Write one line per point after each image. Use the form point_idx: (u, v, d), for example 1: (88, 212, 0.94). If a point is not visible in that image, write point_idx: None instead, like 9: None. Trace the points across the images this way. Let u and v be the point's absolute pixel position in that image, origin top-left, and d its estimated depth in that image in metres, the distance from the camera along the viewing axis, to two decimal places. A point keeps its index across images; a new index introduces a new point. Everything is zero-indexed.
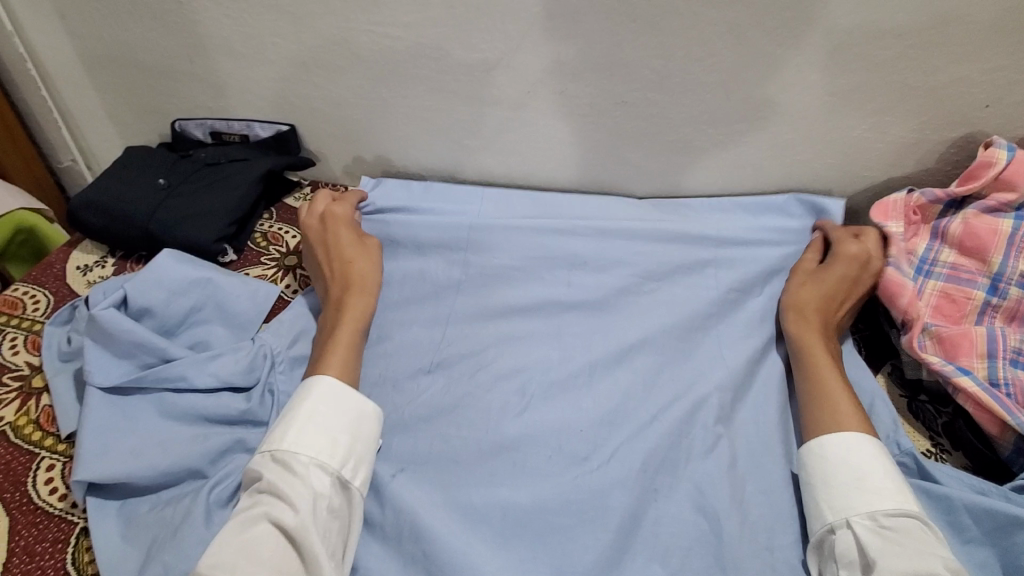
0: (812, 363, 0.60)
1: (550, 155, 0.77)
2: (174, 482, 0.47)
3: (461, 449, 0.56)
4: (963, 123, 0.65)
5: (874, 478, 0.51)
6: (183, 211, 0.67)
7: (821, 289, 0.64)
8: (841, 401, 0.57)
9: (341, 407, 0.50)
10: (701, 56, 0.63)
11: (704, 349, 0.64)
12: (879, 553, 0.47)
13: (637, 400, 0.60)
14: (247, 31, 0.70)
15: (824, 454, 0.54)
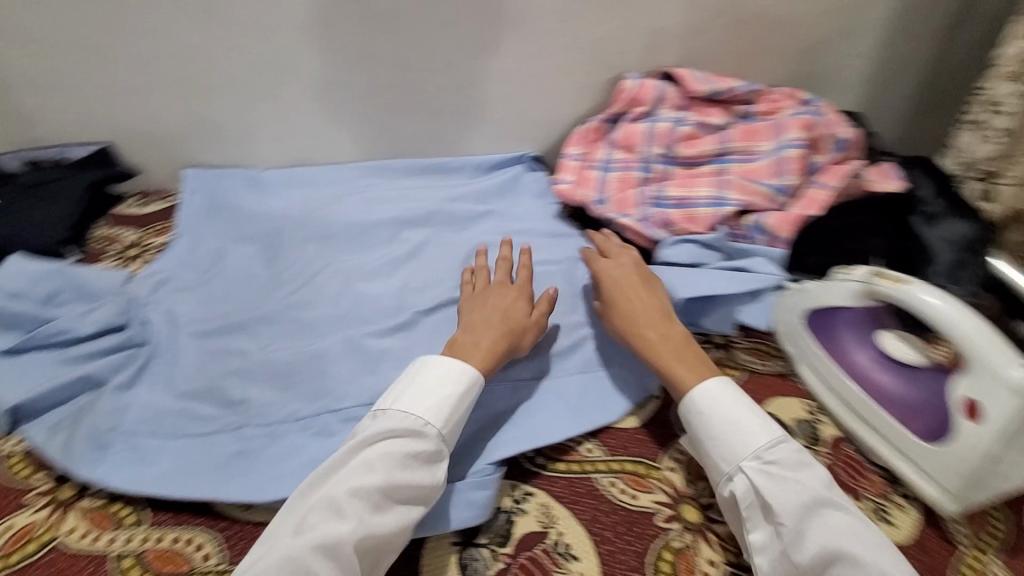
0: (663, 359, 0.63)
1: (342, 135, 0.97)
2: (78, 394, 0.62)
3: (306, 325, 0.73)
4: (611, 66, 0.97)
5: (743, 415, 0.56)
6: (20, 224, 0.78)
7: (626, 305, 0.68)
8: (699, 369, 0.62)
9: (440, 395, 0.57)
10: (428, 42, 0.89)
11: (469, 231, 0.92)
12: (771, 490, 0.52)
13: (430, 272, 0.82)
14: (47, 68, 0.82)
15: (700, 402, 0.58)
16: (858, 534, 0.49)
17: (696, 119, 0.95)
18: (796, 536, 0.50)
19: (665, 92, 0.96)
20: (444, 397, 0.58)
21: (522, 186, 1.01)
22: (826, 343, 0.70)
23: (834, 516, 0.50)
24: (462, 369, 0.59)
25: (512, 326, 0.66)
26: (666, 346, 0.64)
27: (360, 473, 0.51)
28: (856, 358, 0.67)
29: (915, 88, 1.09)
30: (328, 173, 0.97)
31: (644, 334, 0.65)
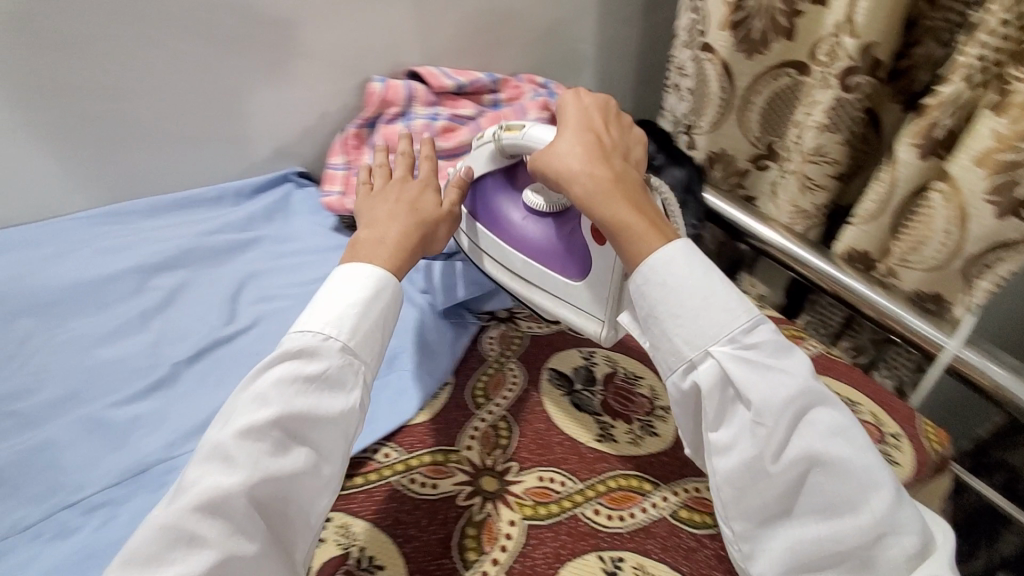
0: (608, 204, 0.59)
1: (51, 181, 0.81)
2: None
3: (36, 413, 0.62)
4: (357, 70, 0.97)
5: (710, 288, 0.55)
6: None
7: (553, 155, 0.64)
8: (635, 220, 0.58)
9: (372, 302, 0.57)
10: (136, 65, 0.79)
11: (235, 264, 0.83)
12: (748, 381, 0.52)
13: (189, 317, 0.75)
14: None
15: (660, 279, 0.55)
16: (827, 436, 0.51)
17: (448, 112, 0.99)
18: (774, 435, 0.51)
19: (414, 90, 0.97)
20: (366, 291, 0.57)
21: (295, 204, 0.96)
22: (483, 213, 0.76)
23: (813, 413, 0.52)
24: (370, 274, 0.58)
25: (423, 216, 0.68)
26: (613, 192, 0.60)
27: (321, 377, 0.52)
28: (507, 218, 0.74)
29: (633, 58, 1.26)
30: (40, 232, 0.81)
31: (589, 173, 0.61)
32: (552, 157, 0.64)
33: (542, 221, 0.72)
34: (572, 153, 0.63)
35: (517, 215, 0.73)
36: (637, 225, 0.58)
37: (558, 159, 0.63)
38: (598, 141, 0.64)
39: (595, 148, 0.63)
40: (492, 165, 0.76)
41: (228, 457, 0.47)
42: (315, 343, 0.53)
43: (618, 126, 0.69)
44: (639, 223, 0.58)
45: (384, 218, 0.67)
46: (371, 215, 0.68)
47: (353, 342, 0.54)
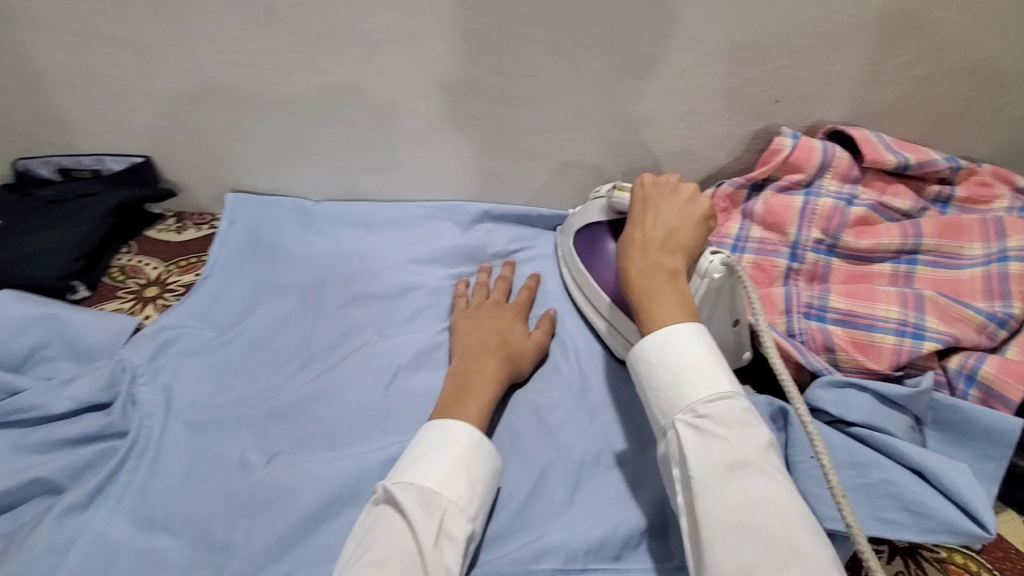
0: (635, 284, 0.56)
1: (413, 168, 0.80)
2: (28, 499, 0.48)
3: (335, 429, 0.56)
4: (761, 116, 0.75)
5: (690, 370, 0.49)
6: (23, 251, 0.65)
7: (630, 230, 0.61)
8: (654, 300, 0.54)
9: (458, 476, 0.47)
10: (532, 71, 0.70)
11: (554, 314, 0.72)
12: (697, 451, 0.45)
13: None
14: (87, 65, 0.70)
15: (647, 352, 0.51)
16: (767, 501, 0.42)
17: (873, 199, 0.70)
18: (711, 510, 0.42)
19: (833, 157, 0.70)
20: (471, 442, 0.49)
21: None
22: (583, 253, 0.71)
23: (750, 480, 0.43)
24: (474, 436, 0.50)
25: (513, 352, 0.61)
26: (644, 276, 0.56)
27: (439, 548, 0.43)
28: (605, 261, 0.68)
29: None
30: (392, 215, 0.81)
31: (630, 260, 0.58)
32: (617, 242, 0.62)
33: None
34: (631, 230, 0.61)
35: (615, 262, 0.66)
36: (653, 305, 0.54)
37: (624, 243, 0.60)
38: (665, 221, 0.60)
39: (655, 231, 0.59)
40: (594, 216, 0.70)
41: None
42: (426, 500, 0.45)
43: (699, 201, 0.62)
44: (656, 306, 0.53)
45: (487, 345, 0.61)
46: (468, 327, 0.64)
47: (473, 499, 0.47)
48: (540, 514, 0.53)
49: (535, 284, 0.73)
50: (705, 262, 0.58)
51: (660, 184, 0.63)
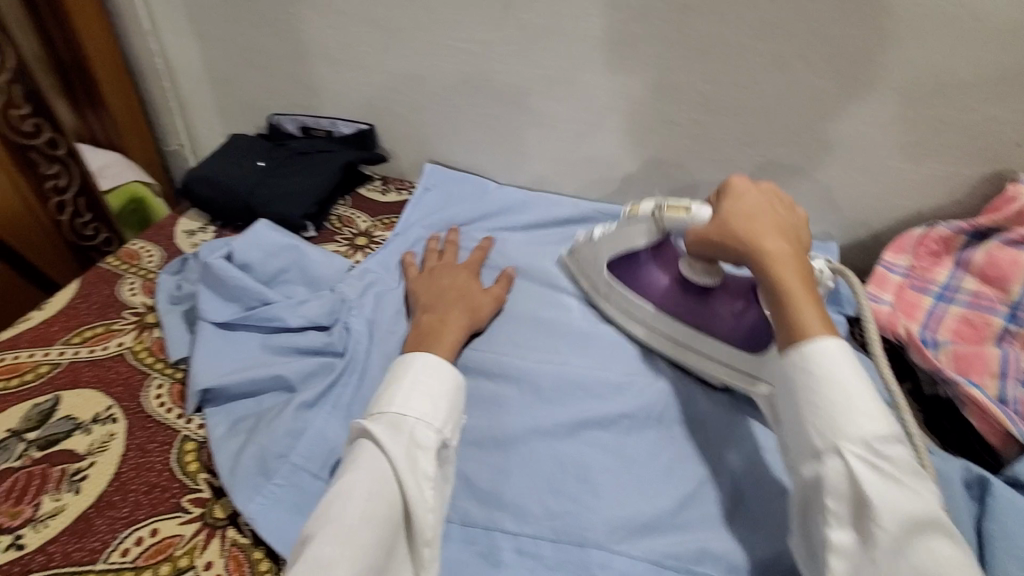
0: (775, 275, 0.51)
1: (598, 165, 0.83)
2: (269, 390, 0.58)
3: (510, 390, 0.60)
4: (994, 159, 0.67)
5: (862, 393, 0.45)
6: (276, 190, 0.78)
7: (742, 215, 0.55)
8: (797, 284, 0.50)
9: (423, 395, 0.51)
10: (744, 84, 0.70)
11: None
12: (874, 489, 0.41)
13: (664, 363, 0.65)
14: (344, 41, 0.82)
15: (819, 365, 0.46)
16: (880, 433, 0.43)
17: None
18: (817, 414, 0.46)
19: None
20: (434, 368, 0.53)
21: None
22: (620, 276, 0.67)
23: (859, 401, 0.45)
24: (433, 364, 0.54)
25: (474, 306, 0.65)
26: (779, 261, 0.51)
27: (413, 455, 0.48)
28: (650, 283, 0.65)
29: None
30: (571, 208, 0.85)
31: (761, 245, 0.52)
32: (716, 227, 0.56)
33: (694, 291, 0.62)
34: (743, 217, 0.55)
35: (662, 283, 0.64)
36: (801, 303, 0.49)
37: (720, 228, 0.55)
38: (763, 208, 0.56)
39: (767, 217, 0.55)
40: (633, 241, 0.64)
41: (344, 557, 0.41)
42: (396, 424, 0.49)
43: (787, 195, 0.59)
44: (809, 302, 0.49)
45: (447, 297, 0.65)
46: (431, 302, 0.64)
47: (436, 412, 0.51)
48: (697, 518, 0.53)
49: (489, 246, 0.77)
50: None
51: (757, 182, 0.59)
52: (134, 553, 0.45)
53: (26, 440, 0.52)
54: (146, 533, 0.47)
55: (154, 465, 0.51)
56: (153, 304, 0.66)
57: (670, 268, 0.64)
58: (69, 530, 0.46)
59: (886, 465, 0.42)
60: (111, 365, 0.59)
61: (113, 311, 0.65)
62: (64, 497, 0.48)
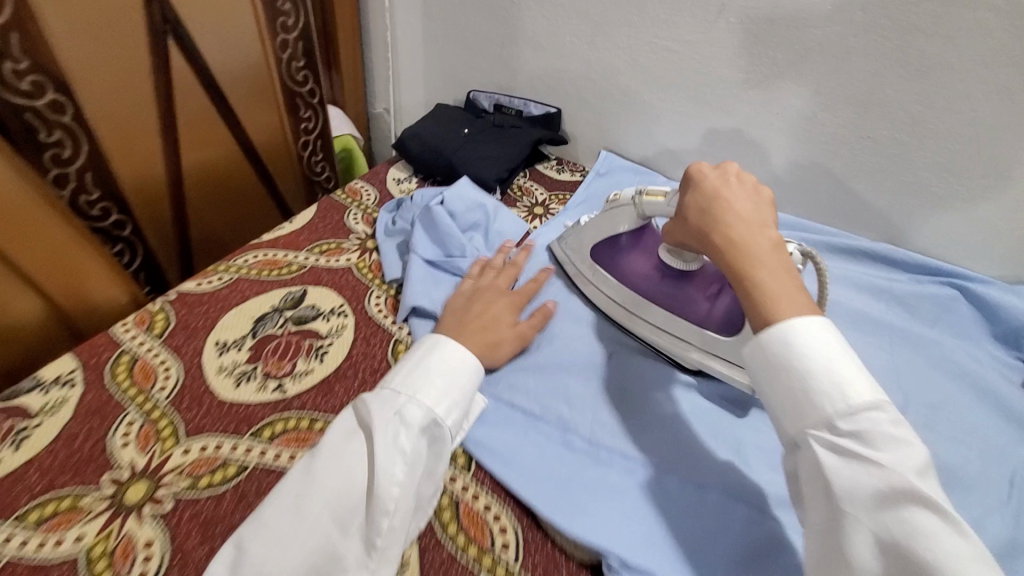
0: (746, 267, 0.47)
1: (774, 173, 0.86)
2: None
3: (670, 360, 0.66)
4: None
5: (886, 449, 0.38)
6: (476, 154, 0.89)
7: (712, 200, 0.52)
8: (767, 283, 0.46)
9: (433, 385, 0.52)
10: (963, 107, 0.68)
11: (884, 348, 0.72)
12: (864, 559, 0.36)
13: None
14: (554, 31, 0.91)
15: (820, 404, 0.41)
16: (845, 400, 0.40)
17: None
18: (786, 402, 0.43)
19: None
20: (438, 350, 0.55)
21: (962, 315, 0.75)
22: (598, 259, 0.71)
23: (850, 381, 0.40)
24: (439, 347, 0.55)
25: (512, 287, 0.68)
26: (757, 251, 0.47)
27: (393, 429, 0.48)
28: (628, 268, 0.69)
29: None
30: None
31: (727, 229, 0.49)
32: (681, 224, 0.56)
33: (673, 277, 0.66)
34: (753, 216, 0.50)
35: (641, 271, 0.67)
36: (777, 296, 0.45)
37: (705, 214, 0.52)
38: (751, 200, 0.52)
39: (742, 204, 0.51)
40: (616, 225, 0.69)
41: (268, 543, 0.42)
42: (388, 403, 0.50)
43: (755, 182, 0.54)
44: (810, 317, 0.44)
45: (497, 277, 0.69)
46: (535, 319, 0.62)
47: (439, 398, 0.51)
48: None
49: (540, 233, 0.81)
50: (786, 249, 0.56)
51: (715, 173, 0.54)
52: None
53: (285, 314, 0.65)
54: None
55: (376, 354, 0.62)
56: (374, 233, 0.79)
57: (649, 255, 0.68)
58: (317, 387, 0.58)
59: (849, 444, 0.39)
60: (343, 273, 0.72)
61: (343, 232, 0.79)
62: (313, 362, 0.61)
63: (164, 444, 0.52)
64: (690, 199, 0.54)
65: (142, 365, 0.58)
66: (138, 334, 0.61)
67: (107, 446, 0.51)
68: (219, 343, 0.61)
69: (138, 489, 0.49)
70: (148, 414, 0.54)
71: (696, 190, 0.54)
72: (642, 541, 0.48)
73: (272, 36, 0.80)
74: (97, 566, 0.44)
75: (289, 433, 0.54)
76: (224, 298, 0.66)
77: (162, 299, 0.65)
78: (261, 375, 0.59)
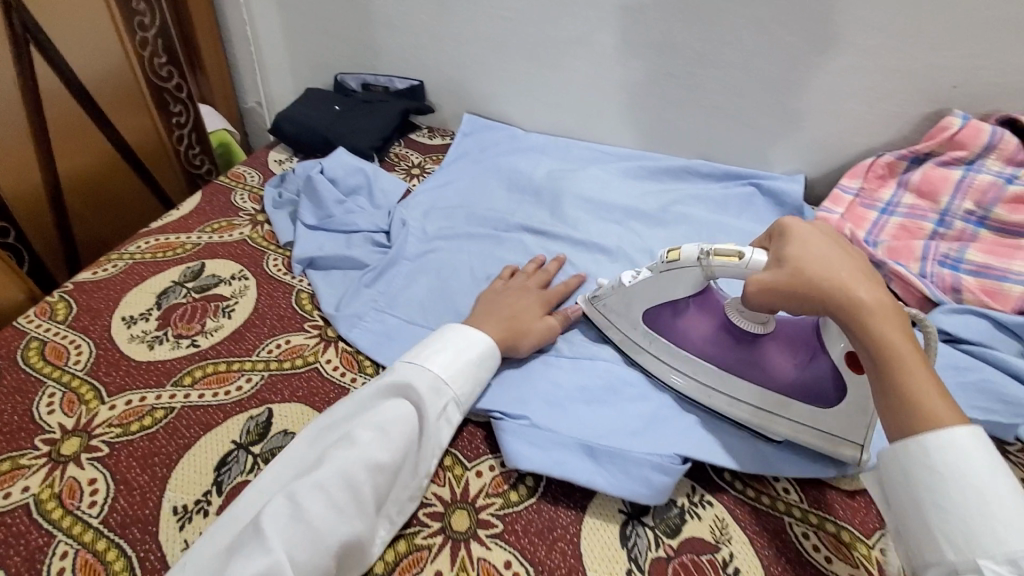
0: (877, 334, 0.44)
1: (607, 115, 1.01)
2: (351, 266, 0.75)
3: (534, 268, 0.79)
4: (934, 100, 0.82)
5: (988, 474, 0.40)
6: (349, 128, 0.97)
7: (802, 259, 0.48)
8: (896, 342, 0.44)
9: (466, 368, 0.57)
10: (730, 40, 0.86)
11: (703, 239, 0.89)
12: None
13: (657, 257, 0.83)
14: (403, 9, 1.00)
15: (950, 456, 0.40)
16: (987, 505, 0.39)
17: None
18: (955, 517, 0.40)
19: (1001, 140, 0.75)
20: (485, 353, 0.59)
21: (760, 205, 0.93)
22: (653, 326, 0.61)
23: (997, 498, 0.39)
24: (476, 336, 0.59)
25: None
26: (881, 313, 0.44)
27: (439, 425, 0.54)
28: (690, 335, 0.59)
29: None
30: (581, 150, 1.03)
31: (868, 306, 0.44)
32: (775, 290, 0.48)
33: (743, 340, 0.57)
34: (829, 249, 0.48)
35: (707, 334, 0.59)
36: (879, 324, 0.44)
37: (820, 259, 0.47)
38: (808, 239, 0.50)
39: (854, 262, 0.48)
40: (672, 290, 0.58)
41: (324, 503, 0.45)
42: (437, 389, 0.54)
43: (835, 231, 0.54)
44: (905, 346, 0.44)
45: None
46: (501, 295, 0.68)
47: (462, 379, 0.56)
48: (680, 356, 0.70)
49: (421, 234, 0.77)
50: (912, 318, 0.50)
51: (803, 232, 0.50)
52: (275, 352, 0.63)
53: (187, 286, 0.71)
54: (282, 341, 0.65)
55: (281, 304, 0.70)
56: (263, 208, 0.85)
57: (707, 317, 0.59)
58: (230, 338, 0.65)
59: None
60: (237, 245, 0.78)
61: (231, 212, 0.84)
62: (222, 319, 0.67)
63: (90, 405, 0.57)
64: (813, 240, 0.49)
65: (52, 347, 0.62)
66: (42, 323, 0.64)
67: (34, 415, 0.56)
68: (126, 318, 0.66)
69: (72, 443, 0.54)
70: (67, 384, 0.58)
71: (812, 245, 0.49)
72: (523, 397, 0.60)
73: (130, 34, 0.88)
74: (47, 505, 0.49)
75: (210, 376, 0.61)
76: (123, 281, 0.70)
77: (60, 291, 0.68)
78: (173, 336, 0.64)
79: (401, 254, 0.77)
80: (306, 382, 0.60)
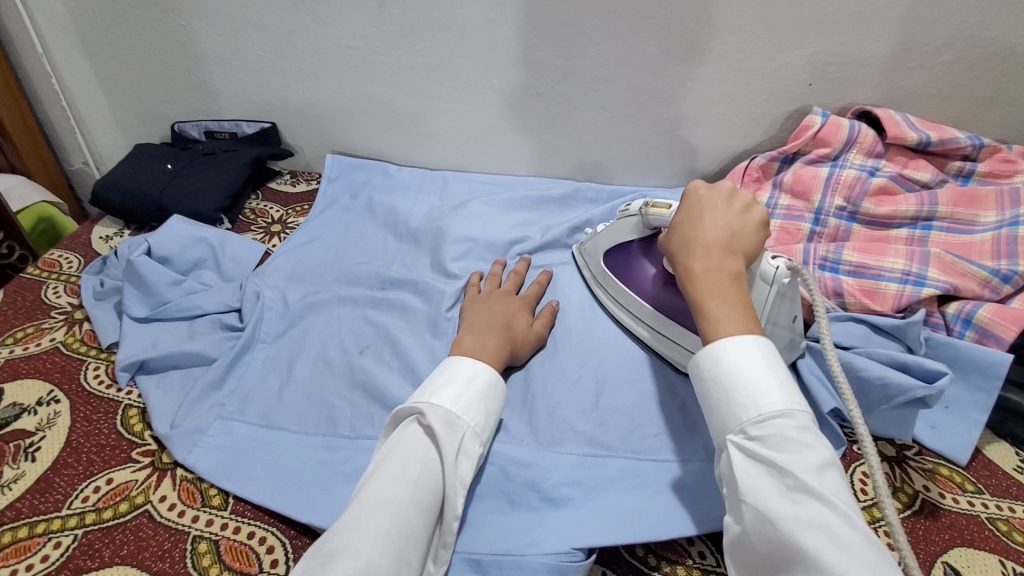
0: (695, 291, 0.51)
1: (483, 139, 0.94)
2: (194, 363, 0.63)
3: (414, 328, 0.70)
4: (795, 98, 0.82)
5: (754, 375, 0.45)
6: (187, 189, 0.84)
7: (694, 218, 0.55)
8: (714, 303, 0.49)
9: (479, 392, 0.52)
10: (593, 54, 0.82)
11: None
12: (743, 469, 0.42)
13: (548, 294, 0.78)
14: (236, 46, 0.88)
15: (711, 369, 0.47)
16: (748, 405, 0.44)
17: (894, 170, 0.77)
18: (717, 407, 0.46)
19: (859, 134, 0.77)
20: (492, 380, 0.54)
21: None
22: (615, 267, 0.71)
23: (742, 390, 0.45)
24: (477, 365, 0.54)
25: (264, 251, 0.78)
26: (699, 276, 0.51)
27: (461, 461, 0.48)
28: (640, 275, 0.69)
29: None
30: (460, 182, 0.96)
31: (687, 263, 0.53)
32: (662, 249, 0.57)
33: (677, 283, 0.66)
34: (715, 218, 0.54)
35: (656, 275, 0.67)
36: (708, 286, 0.50)
37: (678, 230, 0.56)
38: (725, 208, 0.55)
39: (714, 237, 0.53)
40: (627, 235, 0.69)
41: None
42: (452, 423, 0.49)
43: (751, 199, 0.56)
44: (718, 305, 0.49)
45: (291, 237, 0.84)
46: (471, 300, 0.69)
47: (470, 407, 0.51)
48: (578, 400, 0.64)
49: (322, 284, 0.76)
50: (772, 268, 0.54)
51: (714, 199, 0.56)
52: (92, 498, 0.52)
53: None
54: (103, 481, 0.53)
55: (102, 430, 0.57)
56: (81, 302, 0.71)
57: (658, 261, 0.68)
58: (31, 489, 0.52)
59: (759, 449, 0.42)
60: (46, 357, 0.64)
61: (41, 313, 0.70)
62: (21, 466, 0.54)
63: None
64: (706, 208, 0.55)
65: None
66: None
67: None
68: None
69: None
70: None
71: (709, 210, 0.55)
72: None
73: None
74: None
75: (3, 550, 0.48)
76: None
77: None
78: None
79: (256, 337, 0.66)
80: (132, 536, 0.49)
